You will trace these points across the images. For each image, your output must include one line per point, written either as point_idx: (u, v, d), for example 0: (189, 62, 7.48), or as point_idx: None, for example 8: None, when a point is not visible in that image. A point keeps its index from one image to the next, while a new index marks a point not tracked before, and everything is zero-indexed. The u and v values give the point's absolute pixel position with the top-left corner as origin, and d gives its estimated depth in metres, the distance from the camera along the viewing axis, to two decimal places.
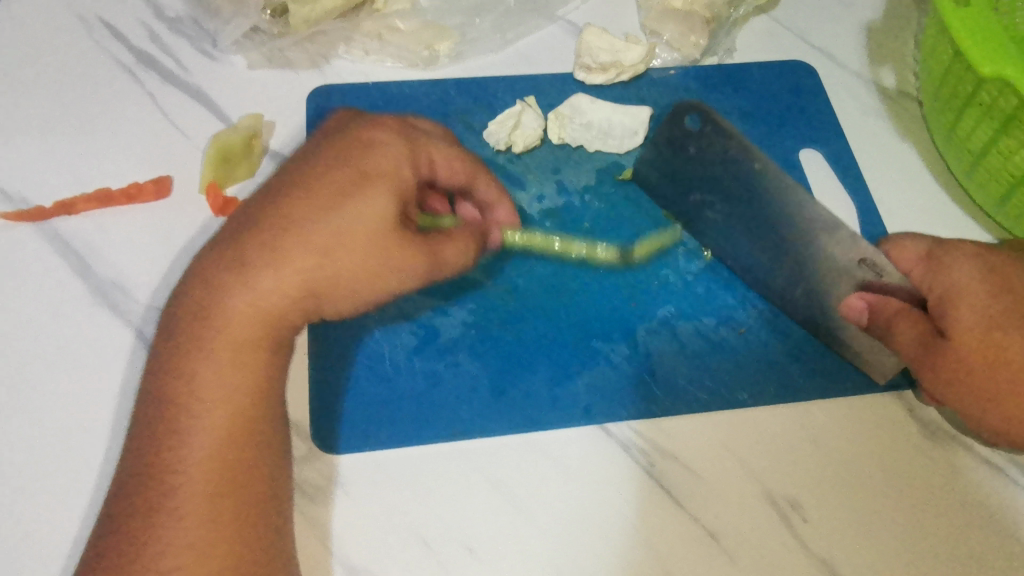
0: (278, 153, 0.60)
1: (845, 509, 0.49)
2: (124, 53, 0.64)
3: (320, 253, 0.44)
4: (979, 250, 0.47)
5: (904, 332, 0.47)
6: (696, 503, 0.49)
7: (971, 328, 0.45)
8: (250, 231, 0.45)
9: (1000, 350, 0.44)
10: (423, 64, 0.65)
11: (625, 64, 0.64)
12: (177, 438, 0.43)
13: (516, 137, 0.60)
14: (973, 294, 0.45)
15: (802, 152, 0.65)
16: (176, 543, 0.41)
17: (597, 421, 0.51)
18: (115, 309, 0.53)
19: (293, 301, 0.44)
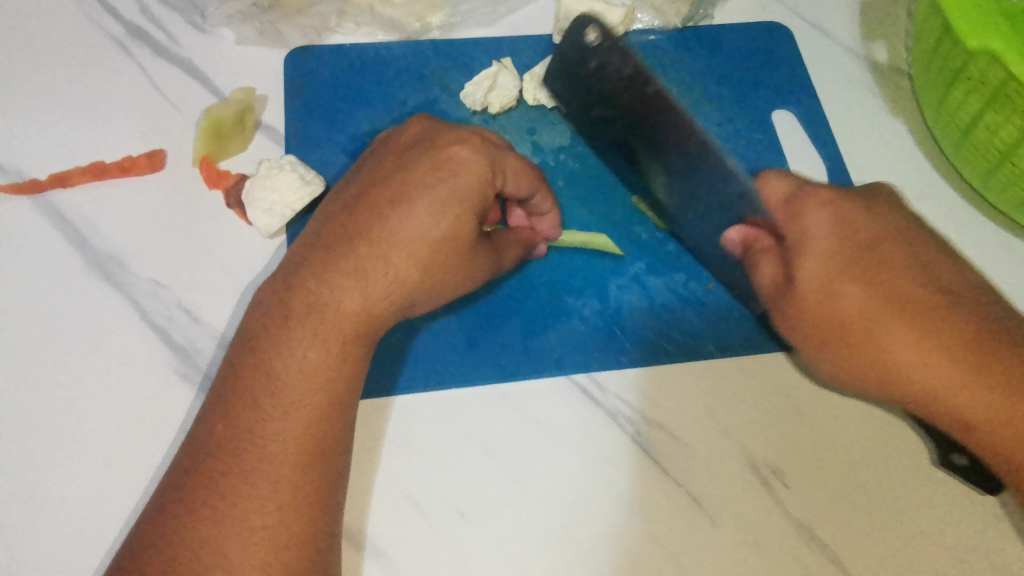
0: (270, 127, 0.60)
1: (824, 475, 0.51)
2: (115, 26, 0.64)
3: (376, 257, 0.45)
4: (835, 198, 0.46)
5: (765, 272, 0.48)
6: (681, 470, 0.50)
7: (814, 278, 0.45)
8: (328, 252, 0.46)
9: (836, 298, 0.44)
10: (414, 37, 0.65)
11: (606, 25, 0.64)
12: (237, 411, 0.43)
13: (493, 98, 0.61)
14: (819, 248, 0.45)
15: (773, 113, 0.66)
16: (252, 519, 0.41)
17: (568, 370, 0.53)
18: (111, 280, 0.54)
19: (329, 306, 0.45)
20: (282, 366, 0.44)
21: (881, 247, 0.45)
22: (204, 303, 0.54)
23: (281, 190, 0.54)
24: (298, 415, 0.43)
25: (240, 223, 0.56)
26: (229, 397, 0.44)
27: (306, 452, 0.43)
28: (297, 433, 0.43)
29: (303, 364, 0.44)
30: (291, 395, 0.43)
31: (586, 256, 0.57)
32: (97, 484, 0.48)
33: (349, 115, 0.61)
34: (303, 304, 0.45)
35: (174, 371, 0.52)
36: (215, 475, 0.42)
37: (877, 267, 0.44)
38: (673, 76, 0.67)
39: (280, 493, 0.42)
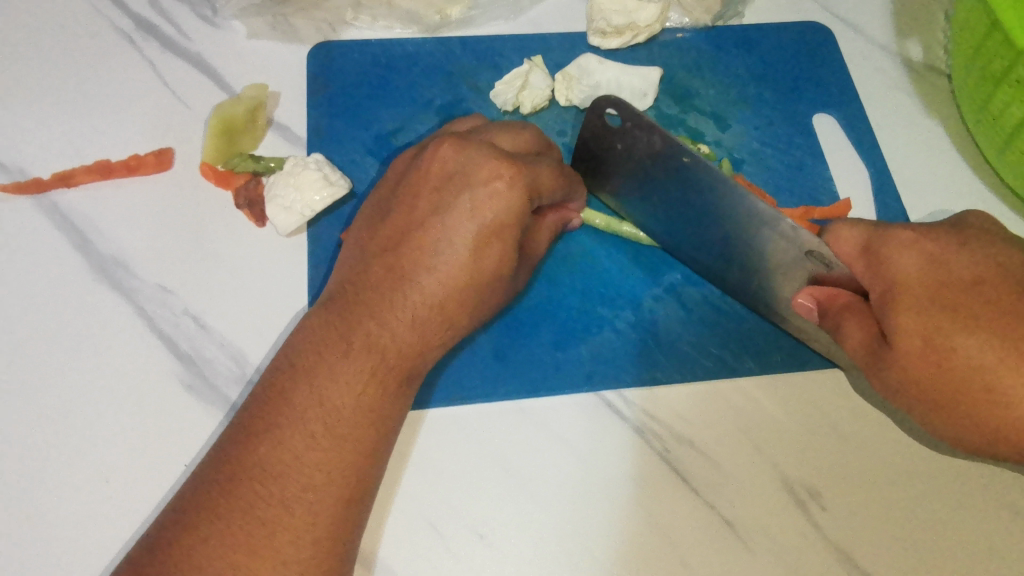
0: (282, 125, 0.58)
1: (862, 496, 0.48)
2: (123, 20, 0.61)
3: (365, 318, 0.43)
4: (917, 237, 0.44)
5: (852, 338, 0.43)
6: (712, 489, 0.48)
7: (915, 334, 0.41)
8: (361, 298, 0.44)
9: (948, 353, 0.40)
10: (432, 30, 0.62)
11: (640, 25, 0.62)
12: (286, 436, 0.40)
13: (525, 97, 0.58)
14: (916, 297, 0.41)
15: (815, 117, 0.63)
16: (276, 536, 0.38)
17: (599, 386, 0.50)
18: (115, 285, 0.52)
19: (284, 433, 0.40)
20: (340, 396, 0.41)
21: (986, 283, 0.42)
22: (212, 310, 0.51)
23: (303, 189, 0.52)
24: (307, 515, 0.39)
25: (250, 224, 0.54)
26: (249, 415, 0.41)
27: (336, 482, 0.40)
28: (328, 448, 0.40)
29: (345, 393, 0.42)
30: (335, 465, 0.40)
31: (620, 266, 0.54)
32: (100, 500, 0.46)
33: (374, 113, 0.59)
34: (362, 339, 0.43)
35: (182, 382, 0.49)
36: (224, 511, 0.38)
37: (978, 308, 0.41)
38: (711, 78, 0.63)
39: (310, 526, 0.39)
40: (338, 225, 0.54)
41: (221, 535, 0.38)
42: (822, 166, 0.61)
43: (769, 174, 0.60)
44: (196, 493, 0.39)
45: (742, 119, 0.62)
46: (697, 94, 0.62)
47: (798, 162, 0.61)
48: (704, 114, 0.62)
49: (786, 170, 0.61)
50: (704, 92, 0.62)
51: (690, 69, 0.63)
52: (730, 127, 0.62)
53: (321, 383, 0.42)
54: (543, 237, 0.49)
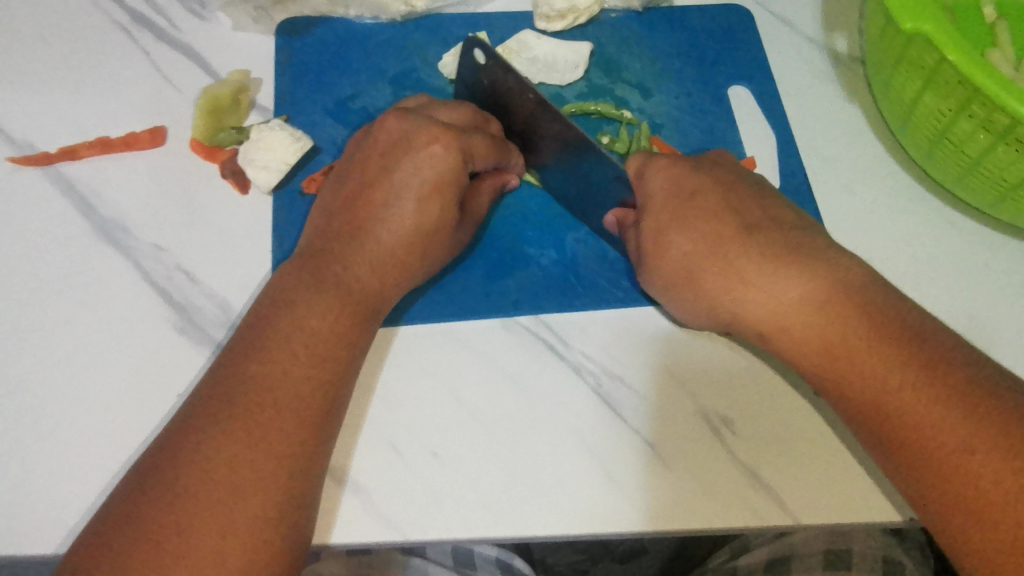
0: (264, 107, 0.65)
1: (769, 424, 0.55)
2: (122, 14, 0.68)
3: (332, 261, 0.51)
4: (670, 163, 0.55)
5: (629, 242, 0.56)
6: (639, 419, 0.55)
7: (648, 233, 0.53)
8: (327, 245, 0.52)
9: (663, 245, 0.53)
10: (401, 19, 0.69)
11: (580, 8, 0.69)
12: (275, 358, 0.47)
13: None
14: (654, 206, 0.54)
15: (731, 89, 0.71)
16: (271, 441, 0.44)
17: (524, 311, 0.58)
18: (116, 245, 0.59)
19: (274, 357, 0.47)
20: (320, 323, 0.49)
21: (702, 198, 0.53)
22: (202, 266, 0.58)
23: (275, 149, 0.60)
24: (291, 426, 0.45)
25: (234, 192, 0.61)
26: (241, 345, 0.48)
27: (316, 395, 0.47)
28: (310, 365, 0.47)
29: (325, 322, 0.49)
30: (317, 379, 0.47)
31: (547, 213, 0.62)
32: (100, 427, 0.52)
33: (334, 81, 0.66)
34: (332, 280, 0.50)
35: (174, 327, 0.56)
36: (223, 420, 0.44)
37: (688, 214, 0.52)
38: (638, 53, 0.70)
39: (297, 432, 0.45)
40: (302, 178, 0.62)
41: (220, 443, 0.43)
42: (733, 130, 0.69)
43: (686, 136, 0.68)
44: (191, 409, 0.45)
45: (664, 89, 0.69)
46: (625, 67, 0.70)
47: (713, 127, 0.68)
48: (630, 85, 0.69)
49: (701, 134, 0.68)
50: (632, 65, 0.70)
51: (620, 45, 0.70)
52: (653, 96, 0.69)
53: (296, 311, 0.49)
54: (483, 199, 0.58)
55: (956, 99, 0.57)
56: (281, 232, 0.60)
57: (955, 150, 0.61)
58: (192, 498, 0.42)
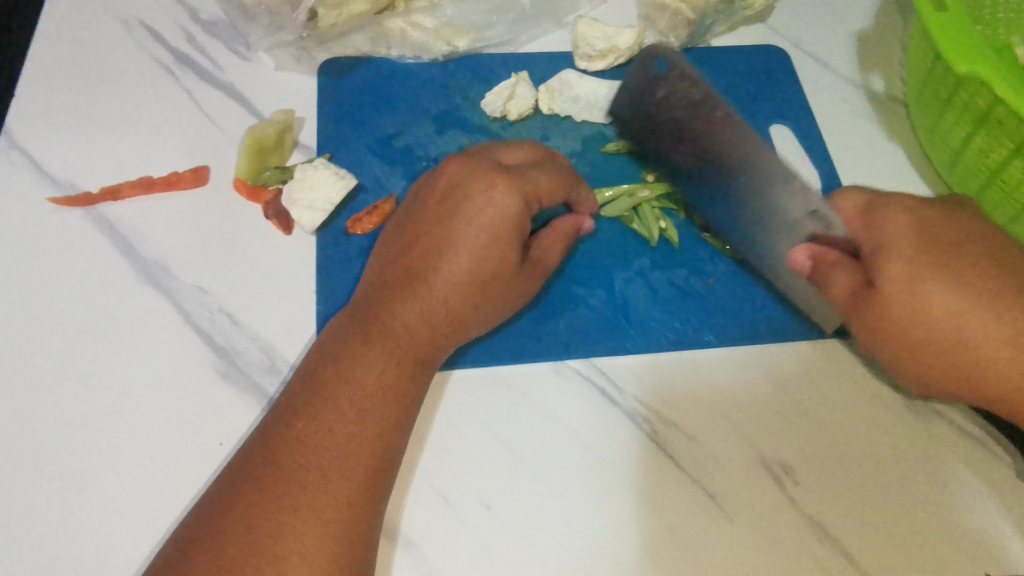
0: (308, 146, 0.65)
1: (833, 473, 0.53)
2: (165, 55, 0.68)
3: (383, 312, 0.50)
4: (912, 205, 0.52)
5: (839, 284, 0.51)
6: (697, 468, 0.53)
7: (898, 280, 0.48)
8: (379, 296, 0.51)
9: (922, 300, 0.48)
10: (441, 58, 0.70)
11: (621, 48, 0.69)
12: (322, 414, 0.46)
13: (511, 106, 0.66)
14: (904, 252, 0.49)
15: (772, 127, 0.70)
16: (320, 499, 0.43)
17: (575, 354, 0.57)
18: (157, 285, 0.57)
19: (321, 413, 0.46)
20: (368, 378, 0.48)
21: (967, 247, 0.49)
22: (244, 308, 0.57)
23: (320, 188, 0.59)
24: (338, 486, 0.44)
25: (278, 232, 0.60)
26: (289, 401, 0.47)
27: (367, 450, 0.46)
28: (357, 421, 0.46)
29: (373, 375, 0.48)
30: (367, 436, 0.46)
31: (594, 253, 0.62)
32: (141, 475, 0.51)
33: (377, 119, 0.66)
34: (383, 330, 0.49)
35: (216, 370, 0.54)
36: (268, 479, 0.43)
37: (955, 259, 0.48)
38: None
39: (348, 491, 0.44)
40: (346, 217, 0.61)
41: (265, 504, 0.42)
42: None
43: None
44: (239, 465, 0.45)
45: None
46: None
47: None
48: None
49: None
50: None
51: None
52: None
53: (346, 365, 0.48)
54: (555, 246, 0.56)
55: (1010, 140, 0.56)
56: (326, 272, 0.58)
57: (1005, 194, 0.59)
58: (233, 557, 0.41)
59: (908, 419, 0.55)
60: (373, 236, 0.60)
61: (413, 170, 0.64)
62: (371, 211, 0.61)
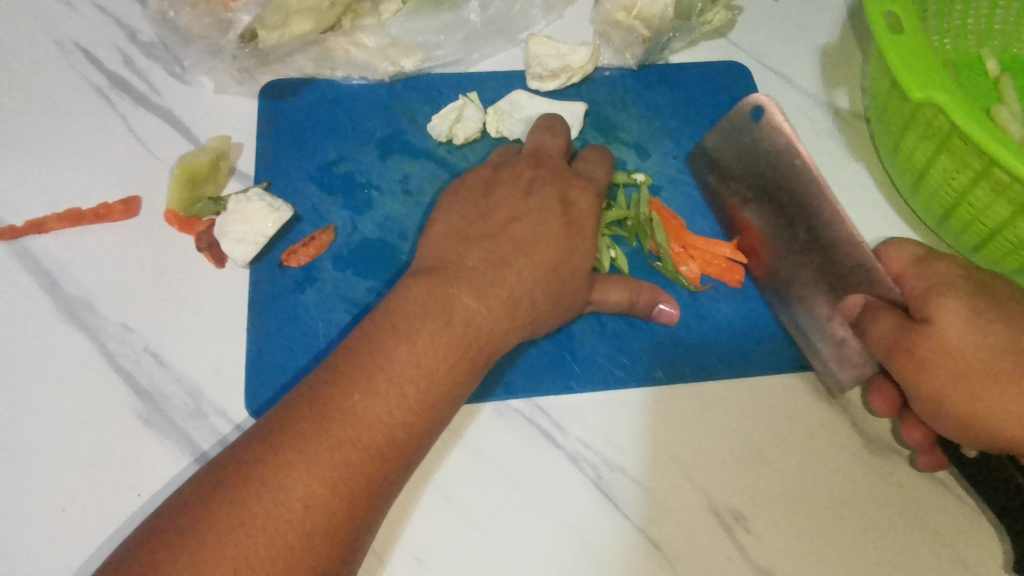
0: (245, 173, 0.62)
1: (784, 519, 0.51)
2: (99, 79, 0.66)
3: (409, 334, 0.47)
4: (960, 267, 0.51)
5: (881, 326, 0.49)
6: (643, 514, 0.50)
7: (948, 328, 0.47)
8: (404, 315, 0.48)
9: (956, 347, 0.46)
10: (387, 79, 0.65)
11: (574, 67, 0.66)
12: (328, 443, 0.42)
13: (458, 130, 0.62)
14: (950, 300, 0.48)
15: None
16: (302, 518, 0.40)
17: (516, 394, 0.54)
18: (81, 324, 0.55)
19: (327, 439, 0.42)
20: (384, 411, 0.44)
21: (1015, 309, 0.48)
22: (172, 347, 0.54)
23: (252, 220, 0.56)
24: (324, 525, 0.41)
25: (211, 266, 0.57)
26: (291, 419, 0.43)
27: (375, 466, 0.43)
28: (359, 460, 0.43)
29: (389, 408, 0.44)
30: (364, 476, 0.43)
31: None
32: (57, 527, 0.48)
33: (318, 144, 0.63)
34: (407, 355, 0.46)
35: (139, 416, 0.52)
36: (249, 508, 0.40)
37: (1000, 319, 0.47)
38: (634, 113, 0.67)
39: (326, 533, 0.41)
40: (281, 249, 0.58)
41: (246, 534, 0.39)
42: None
43: (685, 199, 0.64)
44: (218, 482, 0.41)
45: (663, 149, 0.66)
46: (621, 128, 0.66)
47: None
48: (627, 146, 0.66)
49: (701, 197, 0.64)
50: (629, 125, 0.67)
51: (615, 104, 0.67)
52: (650, 157, 0.66)
53: (372, 392, 0.44)
54: (615, 291, 0.55)
55: (968, 165, 0.54)
56: (259, 308, 0.56)
57: (974, 215, 0.57)
58: None
59: (865, 460, 0.53)
60: (309, 270, 0.58)
61: (352, 199, 0.61)
62: (307, 242, 0.58)
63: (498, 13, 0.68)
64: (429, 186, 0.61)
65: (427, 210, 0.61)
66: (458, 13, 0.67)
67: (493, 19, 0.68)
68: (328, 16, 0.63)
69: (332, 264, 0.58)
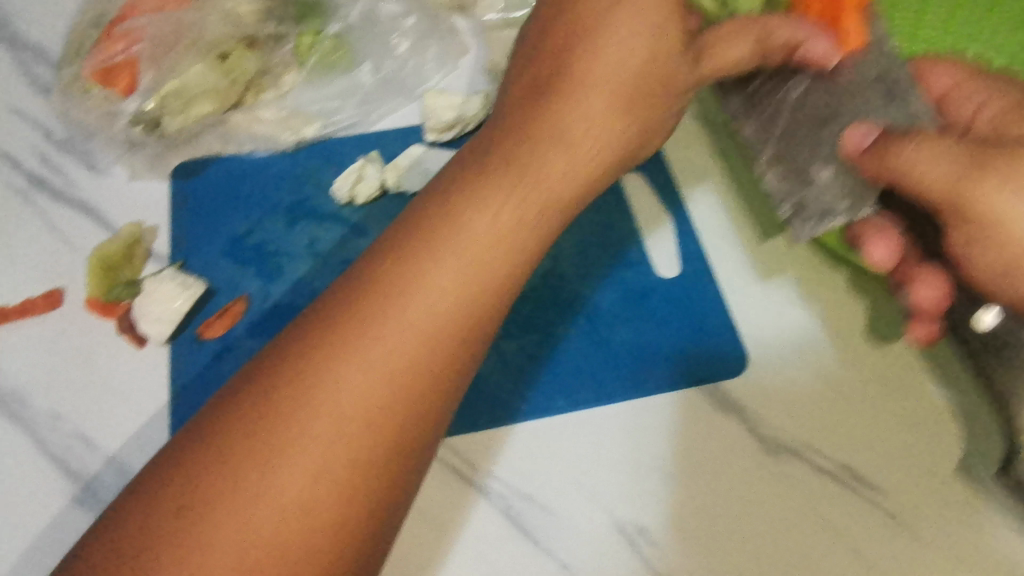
0: (160, 255, 0.64)
1: (683, 522, 0.55)
2: (15, 177, 0.68)
3: (320, 397, 0.37)
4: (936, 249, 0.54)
5: (872, 163, 0.45)
6: (553, 538, 0.54)
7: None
8: (297, 364, 0.38)
9: (920, 173, 0.43)
10: (290, 148, 0.68)
11: (469, 115, 0.67)
12: (217, 535, 0.34)
13: (359, 189, 0.65)
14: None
15: None
16: None
17: None
18: (11, 418, 0.58)
19: (209, 537, 0.34)
20: (297, 487, 0.36)
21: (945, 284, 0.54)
22: (98, 430, 0.57)
23: (163, 299, 0.60)
24: None
25: (132, 346, 0.60)
26: (166, 508, 0.35)
27: (283, 556, 0.35)
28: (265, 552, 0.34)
29: (305, 484, 0.36)
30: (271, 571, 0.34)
31: None
32: None
33: (228, 219, 0.65)
34: (313, 412, 0.37)
35: (71, 498, 0.55)
36: None
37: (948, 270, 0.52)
38: None
39: None
40: (196, 323, 0.61)
41: None
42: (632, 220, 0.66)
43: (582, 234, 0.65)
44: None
45: None
46: None
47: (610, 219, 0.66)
48: None
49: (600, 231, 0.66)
50: None
51: None
52: None
53: (275, 471, 0.36)
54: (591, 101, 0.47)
55: None
56: (179, 384, 0.59)
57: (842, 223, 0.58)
58: None
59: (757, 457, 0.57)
60: (224, 340, 0.61)
61: (264, 269, 0.63)
62: (220, 314, 0.61)
63: (391, 74, 0.70)
64: (337, 248, 0.64)
65: (333, 271, 0.63)
66: (353, 78, 0.70)
67: (387, 79, 0.70)
68: (232, 94, 0.67)
69: (245, 332, 0.61)
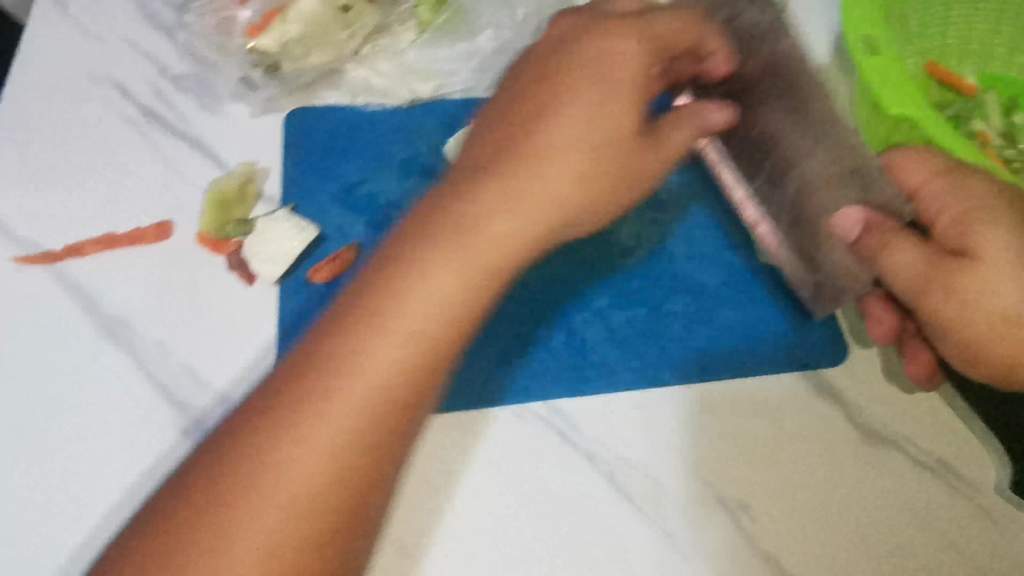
0: (272, 197, 0.65)
1: (787, 506, 0.54)
2: (130, 109, 0.69)
3: (471, 212, 0.46)
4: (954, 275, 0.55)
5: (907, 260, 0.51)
6: (660, 512, 0.54)
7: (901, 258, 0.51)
8: (470, 178, 0.47)
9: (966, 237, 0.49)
10: (405, 104, 0.69)
11: None
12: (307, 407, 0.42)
13: None
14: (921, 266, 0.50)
15: None
16: (282, 501, 0.40)
17: (535, 397, 0.58)
18: (120, 343, 0.58)
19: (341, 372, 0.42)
20: (414, 309, 0.44)
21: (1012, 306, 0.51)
22: (206, 361, 0.57)
23: (273, 240, 0.61)
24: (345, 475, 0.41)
25: (240, 283, 0.61)
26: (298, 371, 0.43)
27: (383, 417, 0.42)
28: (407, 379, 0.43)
29: (422, 305, 0.44)
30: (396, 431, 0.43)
31: (559, 290, 0.63)
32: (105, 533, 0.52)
33: (341, 168, 0.66)
34: (469, 218, 0.46)
35: (176, 427, 0.55)
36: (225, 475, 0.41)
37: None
38: None
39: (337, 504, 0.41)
40: (307, 266, 0.62)
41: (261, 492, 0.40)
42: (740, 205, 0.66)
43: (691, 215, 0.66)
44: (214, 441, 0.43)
45: None
46: None
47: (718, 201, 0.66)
48: None
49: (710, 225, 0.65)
50: None
51: None
52: None
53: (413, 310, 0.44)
54: None
55: None
56: (290, 325, 0.59)
57: None
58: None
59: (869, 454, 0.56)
60: (333, 285, 0.61)
61: (377, 219, 0.64)
62: (331, 260, 0.61)
63: (506, 41, 0.72)
64: None
65: None
66: (473, 42, 0.72)
67: (501, 46, 0.72)
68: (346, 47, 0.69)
69: (357, 280, 0.61)
